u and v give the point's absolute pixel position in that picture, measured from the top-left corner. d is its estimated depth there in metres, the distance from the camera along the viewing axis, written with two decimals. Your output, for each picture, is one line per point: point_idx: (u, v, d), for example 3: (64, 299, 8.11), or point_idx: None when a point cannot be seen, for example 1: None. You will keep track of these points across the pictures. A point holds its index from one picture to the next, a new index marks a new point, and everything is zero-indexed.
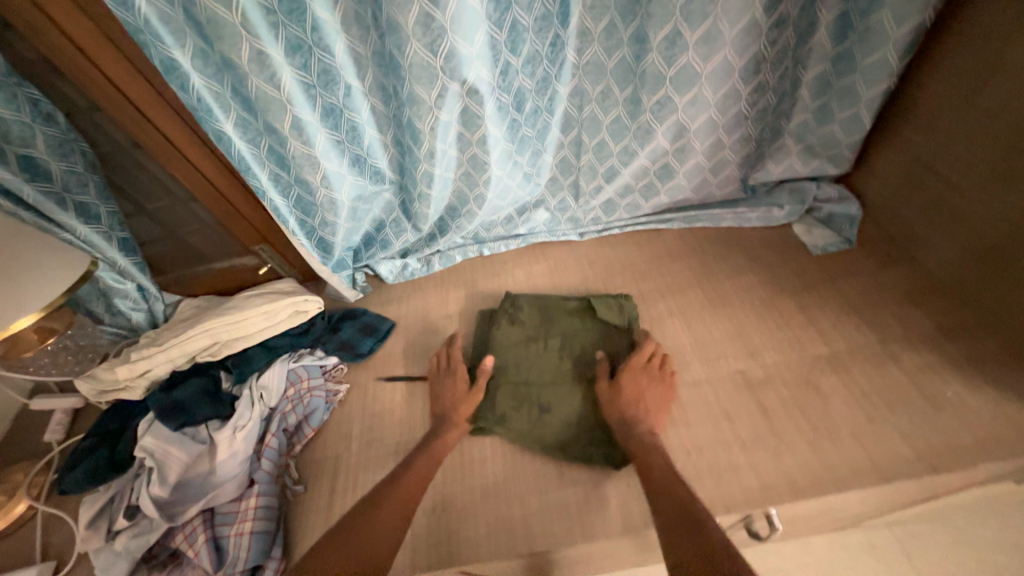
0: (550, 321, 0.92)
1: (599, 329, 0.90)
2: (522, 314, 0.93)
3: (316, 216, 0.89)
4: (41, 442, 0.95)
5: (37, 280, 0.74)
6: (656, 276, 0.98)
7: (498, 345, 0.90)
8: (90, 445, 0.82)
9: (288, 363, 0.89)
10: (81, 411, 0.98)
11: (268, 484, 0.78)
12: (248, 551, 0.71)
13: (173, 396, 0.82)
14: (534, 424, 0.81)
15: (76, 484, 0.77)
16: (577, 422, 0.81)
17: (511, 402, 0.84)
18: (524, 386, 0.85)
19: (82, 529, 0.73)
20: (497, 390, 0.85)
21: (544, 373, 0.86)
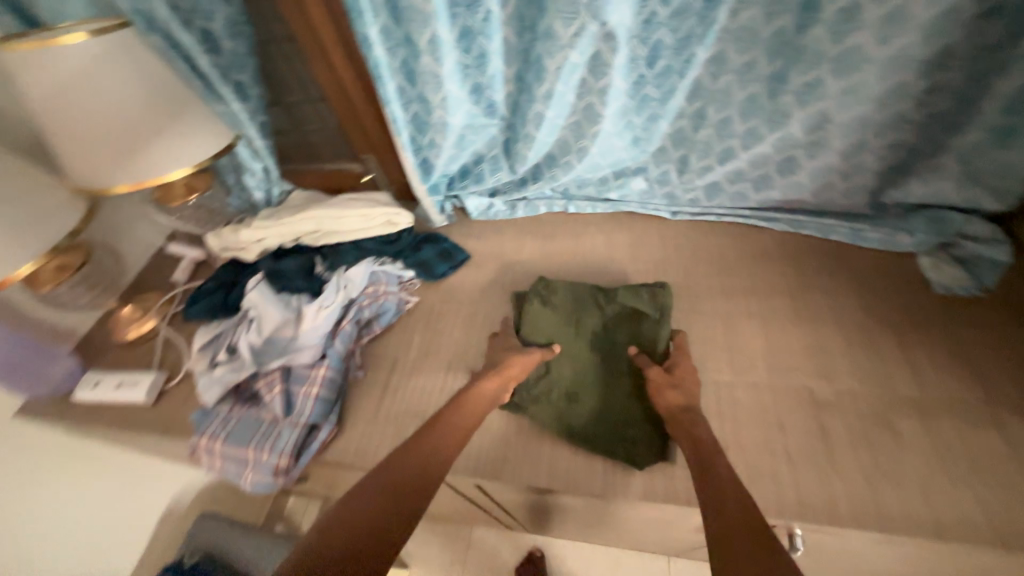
0: (583, 307, 0.90)
1: (626, 317, 0.88)
2: (556, 297, 0.91)
3: (427, 135, 0.94)
4: (168, 280, 1.13)
5: (196, 136, 0.88)
6: (741, 275, 0.93)
7: (532, 328, 0.88)
8: (212, 287, 0.98)
9: (372, 264, 0.97)
10: (201, 264, 1.16)
11: (337, 361, 0.88)
12: (312, 409, 0.83)
13: (279, 265, 0.94)
14: (564, 411, 0.81)
15: (197, 314, 0.94)
16: (610, 414, 0.81)
17: (545, 385, 0.84)
18: (558, 374, 0.85)
19: (196, 350, 0.90)
20: (533, 373, 0.85)
21: (578, 366, 0.86)
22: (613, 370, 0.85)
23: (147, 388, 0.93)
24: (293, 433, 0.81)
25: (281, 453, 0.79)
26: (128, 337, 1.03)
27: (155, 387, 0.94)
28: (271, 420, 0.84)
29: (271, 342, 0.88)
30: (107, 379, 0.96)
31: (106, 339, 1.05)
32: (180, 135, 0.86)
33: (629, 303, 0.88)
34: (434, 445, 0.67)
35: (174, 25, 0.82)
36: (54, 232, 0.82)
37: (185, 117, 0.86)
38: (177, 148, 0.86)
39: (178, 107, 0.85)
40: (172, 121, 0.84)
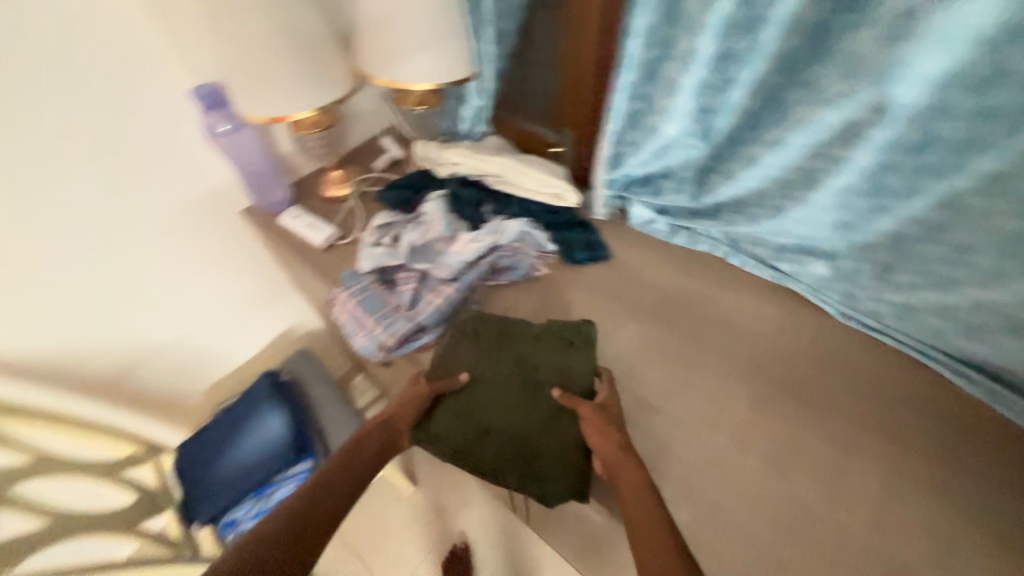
0: (506, 336, 0.93)
1: (552, 347, 0.91)
2: (482, 328, 0.94)
3: (634, 133, 0.97)
4: (369, 164, 1.36)
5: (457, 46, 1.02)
6: (811, 385, 0.85)
7: (454, 360, 0.92)
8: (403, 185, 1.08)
9: (524, 227, 1.01)
10: (396, 162, 1.36)
11: (462, 290, 0.97)
12: (428, 314, 0.95)
13: (460, 191, 1.04)
14: (474, 444, 0.83)
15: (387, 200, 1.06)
16: (524, 442, 0.82)
17: (456, 419, 0.86)
18: (475, 410, 0.86)
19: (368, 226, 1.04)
20: (445, 408, 0.87)
21: (494, 395, 0.87)
22: (539, 402, 0.86)
23: (324, 237, 1.15)
24: (405, 325, 0.94)
25: (390, 335, 0.94)
26: (327, 194, 1.27)
27: (327, 240, 1.15)
28: (395, 306, 0.98)
29: (424, 250, 0.99)
30: (303, 216, 1.21)
31: (313, 188, 1.32)
32: (439, 56, 1.01)
33: (553, 332, 0.92)
34: (375, 442, 0.82)
35: None
36: (328, 96, 1.05)
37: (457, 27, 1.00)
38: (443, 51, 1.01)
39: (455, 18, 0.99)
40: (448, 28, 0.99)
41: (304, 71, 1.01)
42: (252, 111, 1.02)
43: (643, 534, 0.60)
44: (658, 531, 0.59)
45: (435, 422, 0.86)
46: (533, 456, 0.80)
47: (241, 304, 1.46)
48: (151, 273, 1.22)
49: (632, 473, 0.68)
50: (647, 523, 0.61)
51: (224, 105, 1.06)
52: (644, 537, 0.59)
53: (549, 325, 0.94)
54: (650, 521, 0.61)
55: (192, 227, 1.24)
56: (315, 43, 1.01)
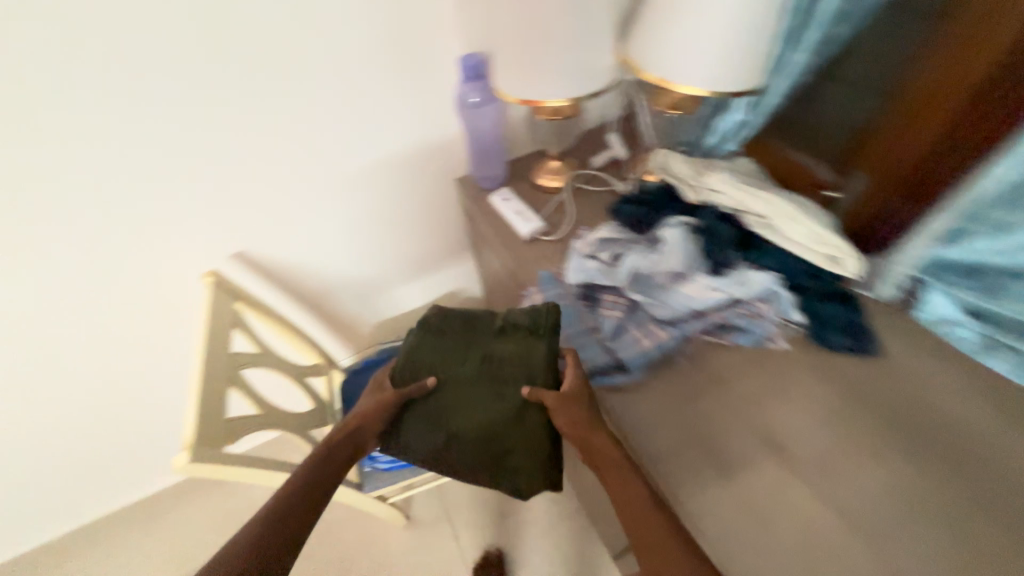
0: (474, 336, 0.90)
1: (521, 336, 0.87)
2: (449, 328, 0.92)
3: (1008, 208, 0.70)
4: (587, 158, 1.27)
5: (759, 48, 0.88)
6: None
7: (419, 360, 0.89)
8: (640, 200, 0.96)
9: (772, 283, 0.80)
10: (615, 163, 1.25)
11: (678, 338, 0.83)
12: (633, 353, 0.82)
13: (712, 225, 0.86)
14: (443, 447, 0.86)
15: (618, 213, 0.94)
16: (494, 433, 0.83)
17: (423, 425, 0.86)
18: (446, 413, 0.85)
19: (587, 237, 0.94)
20: (413, 419, 0.87)
21: (461, 395, 0.86)
22: (508, 396, 0.84)
23: (529, 228, 1.10)
24: (604, 356, 0.84)
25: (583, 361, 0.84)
26: (538, 180, 1.22)
27: (531, 230, 1.11)
28: (595, 331, 0.88)
29: (647, 282, 0.84)
30: (513, 201, 1.18)
31: (525, 169, 1.28)
32: (728, 60, 0.88)
33: (515, 318, 0.89)
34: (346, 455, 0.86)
35: None
36: (585, 87, 0.96)
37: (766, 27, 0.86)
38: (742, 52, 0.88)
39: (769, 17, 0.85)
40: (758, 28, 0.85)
41: (572, 55, 0.92)
42: (507, 89, 0.99)
43: (647, 542, 0.65)
44: (660, 540, 0.64)
45: (406, 432, 0.87)
46: (504, 450, 0.83)
47: (426, 259, 1.55)
48: (372, 212, 1.34)
49: (612, 462, 0.72)
50: (641, 524, 0.66)
51: (484, 78, 1.07)
52: (648, 544, 0.65)
53: (511, 312, 0.90)
54: (648, 523, 0.66)
55: (413, 181, 1.32)
56: (594, 26, 0.91)
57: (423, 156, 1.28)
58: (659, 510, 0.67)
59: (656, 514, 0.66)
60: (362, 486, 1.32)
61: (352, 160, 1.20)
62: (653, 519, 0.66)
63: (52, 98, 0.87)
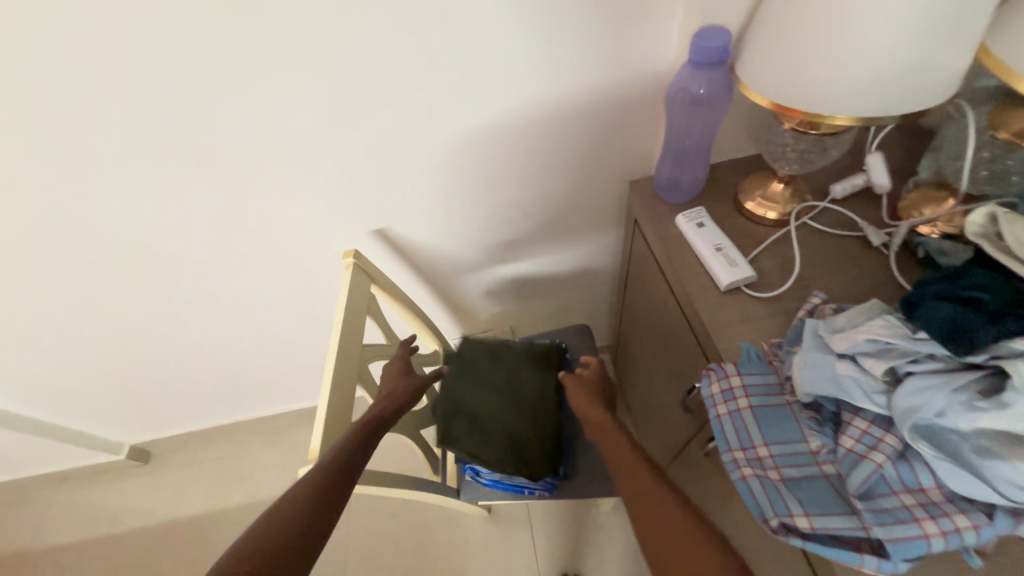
0: (500, 364, 1.20)
1: (540, 366, 1.20)
2: (469, 367, 1.19)
3: None
4: (825, 184, 0.92)
5: None
6: None
7: (452, 385, 1.17)
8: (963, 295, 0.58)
9: None
10: (870, 198, 0.88)
11: (988, 535, 0.53)
12: (902, 536, 0.54)
13: None
14: (508, 450, 1.12)
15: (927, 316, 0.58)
16: (549, 445, 1.14)
17: (471, 435, 1.12)
18: (489, 427, 1.13)
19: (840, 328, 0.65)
20: (462, 426, 1.13)
21: (499, 416, 1.14)
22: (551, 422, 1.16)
23: (733, 275, 0.82)
24: (844, 520, 0.58)
25: (809, 515, 0.59)
26: (747, 204, 0.91)
27: (735, 280, 0.82)
28: (827, 469, 0.62)
29: (947, 434, 0.54)
30: (711, 232, 0.89)
31: (729, 185, 0.97)
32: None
33: (530, 352, 1.22)
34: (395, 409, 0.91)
35: None
36: (896, 103, 0.63)
37: None
38: None
39: None
40: None
41: (899, 52, 0.59)
42: (760, 90, 0.69)
43: (630, 479, 0.74)
44: (635, 470, 0.75)
45: (461, 439, 1.12)
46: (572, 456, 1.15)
47: (563, 262, 1.34)
48: (521, 206, 1.13)
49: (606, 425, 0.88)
50: (624, 460, 0.78)
51: (724, 67, 0.77)
52: (627, 473, 0.76)
53: (529, 352, 1.22)
54: (629, 460, 0.77)
55: (577, 177, 1.08)
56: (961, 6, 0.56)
57: (596, 151, 1.02)
58: (637, 452, 0.79)
59: (632, 451, 0.79)
60: (459, 493, 1.23)
61: (516, 147, 0.99)
62: (629, 452, 0.79)
63: (218, 45, 0.76)
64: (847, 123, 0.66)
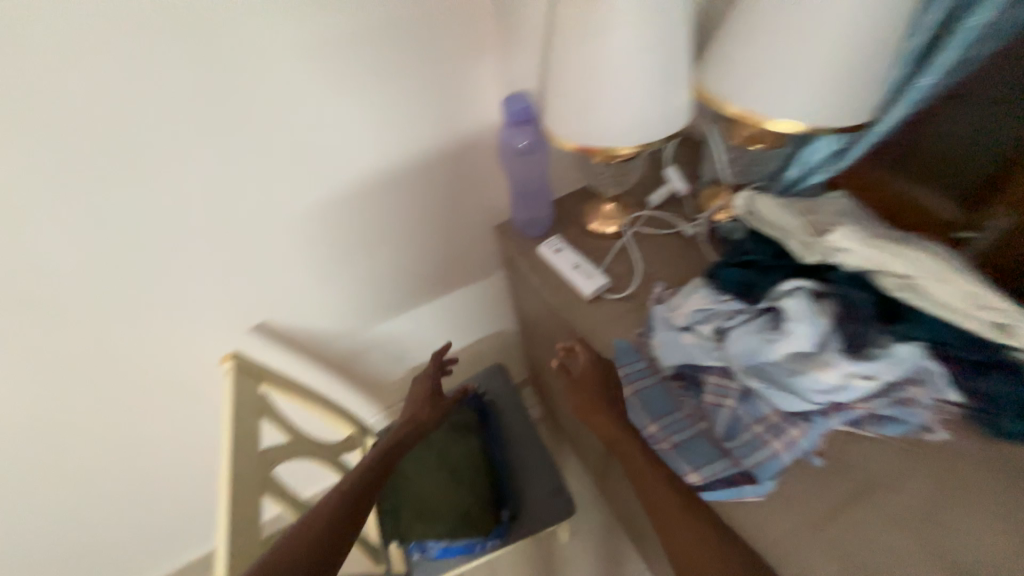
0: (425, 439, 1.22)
1: (462, 429, 1.26)
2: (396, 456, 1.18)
3: None
4: (644, 196, 1.13)
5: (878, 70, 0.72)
6: None
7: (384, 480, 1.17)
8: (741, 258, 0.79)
9: (925, 359, 0.66)
10: (676, 199, 1.11)
11: (817, 436, 0.67)
12: (763, 460, 0.66)
13: (849, 294, 0.68)
14: (454, 521, 1.13)
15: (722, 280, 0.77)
16: (490, 499, 1.17)
17: (416, 518, 1.12)
18: (430, 505, 1.13)
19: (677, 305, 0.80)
20: (406, 513, 1.13)
21: (439, 490, 1.15)
22: (485, 477, 1.20)
23: (592, 286, 0.95)
24: (722, 460, 0.68)
25: (696, 468, 0.69)
26: (591, 224, 1.07)
27: (595, 289, 0.95)
28: (701, 423, 0.73)
29: (767, 366, 0.69)
30: (569, 254, 1.03)
31: (574, 212, 1.13)
32: (836, 80, 0.72)
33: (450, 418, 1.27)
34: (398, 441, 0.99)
35: None
36: (661, 129, 0.83)
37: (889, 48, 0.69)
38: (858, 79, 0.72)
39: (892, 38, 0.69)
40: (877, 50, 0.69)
41: (646, 95, 0.79)
42: (568, 134, 0.84)
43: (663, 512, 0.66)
44: (672, 505, 0.66)
45: (407, 527, 1.11)
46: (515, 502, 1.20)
47: (460, 312, 1.40)
48: (405, 269, 1.19)
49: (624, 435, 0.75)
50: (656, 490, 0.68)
51: (535, 124, 0.92)
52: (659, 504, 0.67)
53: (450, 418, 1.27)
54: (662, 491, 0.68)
55: (449, 232, 1.17)
56: (672, 59, 0.77)
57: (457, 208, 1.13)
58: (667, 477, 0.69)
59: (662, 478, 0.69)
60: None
61: (383, 217, 1.06)
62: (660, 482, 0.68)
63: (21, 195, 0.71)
64: (636, 148, 0.83)
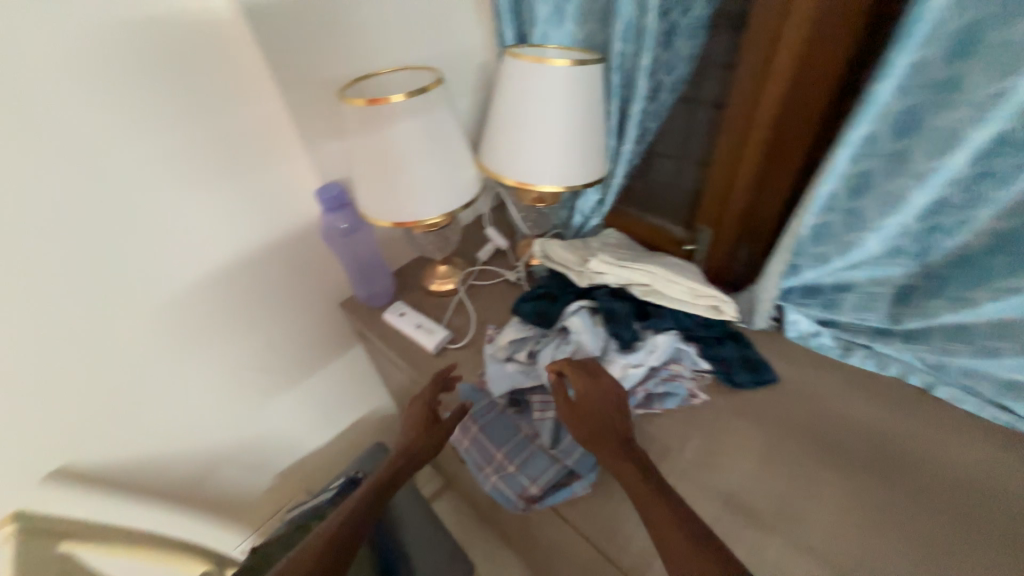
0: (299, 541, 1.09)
1: None
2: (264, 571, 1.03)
3: (821, 247, 0.80)
4: (474, 253, 1.29)
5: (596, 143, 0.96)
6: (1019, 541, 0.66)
7: None
8: (539, 291, 0.96)
9: (677, 341, 0.87)
10: (500, 252, 1.29)
11: None
12: (580, 456, 0.78)
13: (612, 305, 0.88)
14: None
15: (524, 313, 0.92)
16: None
17: None
18: None
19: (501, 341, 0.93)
20: None
21: None
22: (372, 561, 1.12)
23: (434, 340, 1.03)
24: (551, 466, 0.79)
25: (535, 480, 0.78)
26: (431, 286, 1.18)
27: (439, 343, 1.04)
28: (532, 437, 0.84)
29: (571, 374, 0.84)
30: (412, 315, 1.11)
31: (415, 278, 1.23)
32: (573, 153, 0.95)
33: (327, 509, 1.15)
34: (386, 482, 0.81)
35: (643, 75, 0.85)
36: (459, 199, 0.99)
37: (596, 128, 0.94)
38: (585, 149, 0.95)
39: (595, 122, 0.93)
40: (590, 130, 0.93)
41: (437, 175, 0.94)
42: (381, 215, 0.96)
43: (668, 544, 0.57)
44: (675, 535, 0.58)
45: None
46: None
47: (327, 396, 1.35)
48: (250, 363, 1.15)
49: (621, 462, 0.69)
50: (656, 520, 0.60)
51: (352, 206, 1.02)
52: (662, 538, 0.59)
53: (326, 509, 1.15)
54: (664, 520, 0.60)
55: (294, 318, 1.17)
56: (451, 146, 0.95)
57: (297, 293, 1.14)
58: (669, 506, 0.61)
59: (665, 506, 0.61)
60: None
61: (212, 313, 1.03)
62: (662, 509, 0.61)
63: None
64: (442, 219, 0.97)
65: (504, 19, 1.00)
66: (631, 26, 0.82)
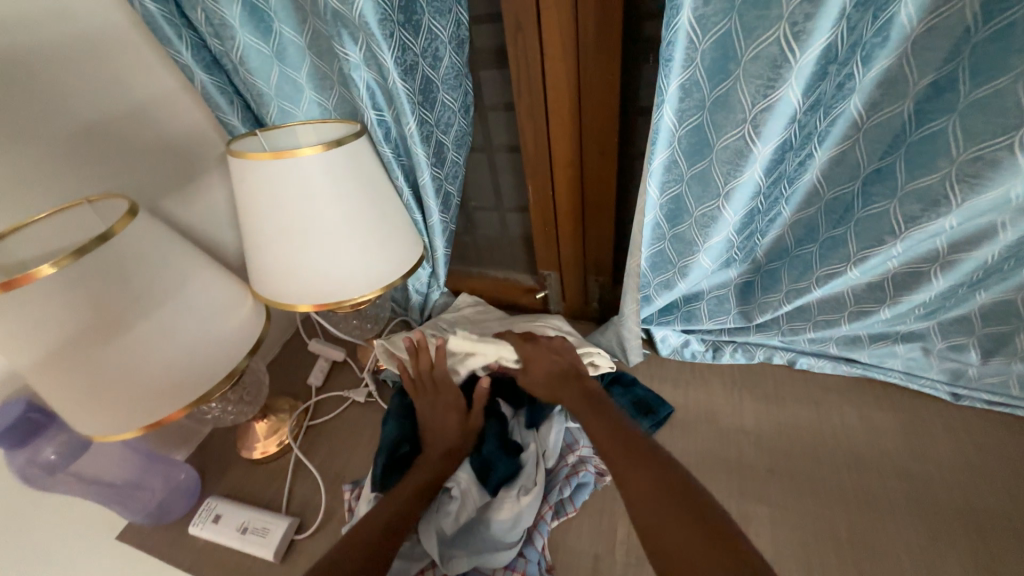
0: None
1: None
2: None
3: (661, 275, 0.75)
4: (304, 383, 1.00)
5: (400, 223, 0.75)
6: (933, 496, 0.67)
7: None
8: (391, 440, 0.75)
9: (564, 421, 0.76)
10: (338, 368, 1.03)
11: (536, 565, 0.65)
12: None
13: (485, 454, 0.71)
14: None
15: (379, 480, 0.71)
16: None
17: None
18: None
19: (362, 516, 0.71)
20: None
21: None
22: None
23: (277, 543, 0.73)
24: None
25: None
26: (254, 455, 0.87)
27: (284, 542, 0.74)
28: None
29: (465, 537, 0.66)
30: (231, 515, 0.77)
31: (231, 448, 0.90)
32: (374, 252, 0.71)
33: None
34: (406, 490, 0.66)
35: (416, 139, 0.69)
36: (240, 344, 0.67)
37: (391, 208, 0.74)
38: (390, 234, 0.73)
39: (389, 202, 0.73)
40: (384, 209, 0.72)
41: (190, 334, 0.61)
42: (112, 430, 0.58)
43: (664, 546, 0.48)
44: (691, 551, 0.47)
45: None
46: None
47: None
48: None
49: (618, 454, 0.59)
50: (656, 522, 0.50)
51: (58, 424, 0.66)
52: (670, 552, 0.48)
53: None
54: (667, 521, 0.50)
55: None
56: (200, 289, 0.63)
57: None
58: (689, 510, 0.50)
59: (675, 504, 0.51)
60: None
61: None
62: (677, 507, 0.51)
63: None
64: (227, 384, 0.64)
65: (215, 97, 0.74)
66: (375, 87, 0.66)
